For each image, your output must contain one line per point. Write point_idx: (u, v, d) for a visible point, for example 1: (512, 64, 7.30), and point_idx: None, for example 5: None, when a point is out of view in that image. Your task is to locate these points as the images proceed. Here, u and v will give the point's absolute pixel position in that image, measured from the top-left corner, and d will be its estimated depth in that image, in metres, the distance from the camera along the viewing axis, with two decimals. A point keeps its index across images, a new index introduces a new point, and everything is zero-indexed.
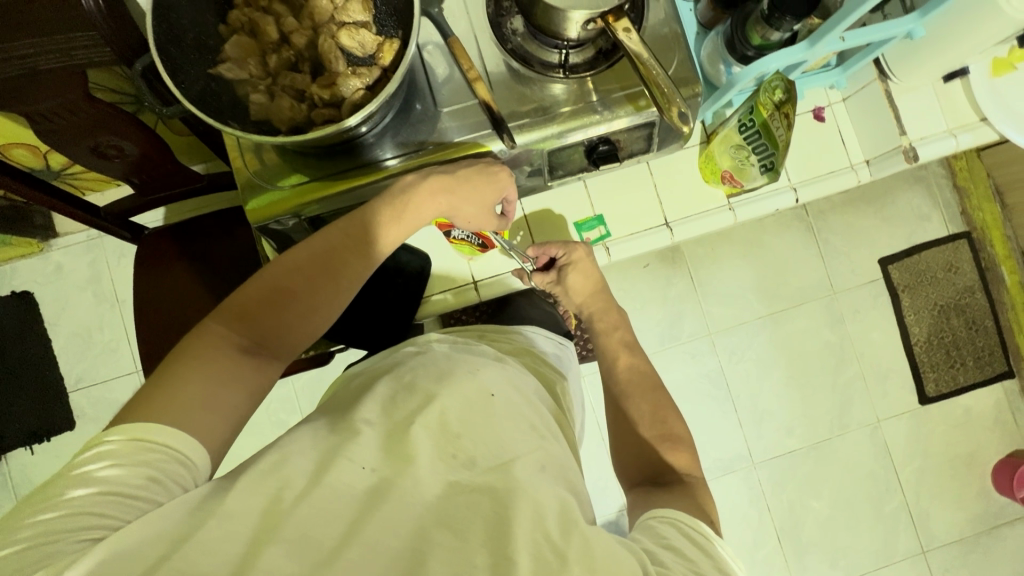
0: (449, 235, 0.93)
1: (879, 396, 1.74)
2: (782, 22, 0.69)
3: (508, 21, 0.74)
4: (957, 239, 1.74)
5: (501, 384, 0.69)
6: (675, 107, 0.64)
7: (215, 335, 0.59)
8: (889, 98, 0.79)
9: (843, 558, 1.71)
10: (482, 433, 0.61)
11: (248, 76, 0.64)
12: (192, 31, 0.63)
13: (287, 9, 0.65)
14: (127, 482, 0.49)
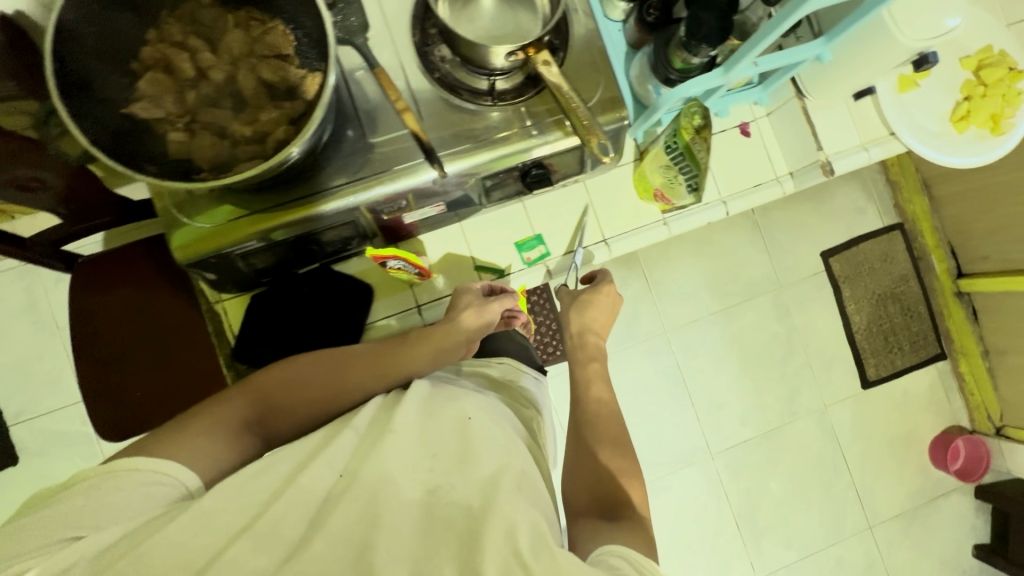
0: (384, 265, 0.79)
1: (824, 383, 1.83)
2: (699, 48, 0.72)
3: (434, 49, 0.73)
4: (891, 231, 1.84)
5: (478, 406, 0.70)
6: (595, 136, 0.67)
7: (222, 411, 0.67)
8: (806, 115, 0.84)
9: (797, 538, 1.79)
10: (470, 450, 0.61)
11: (164, 115, 0.63)
12: (100, 70, 0.61)
13: (200, 43, 0.64)
14: (129, 493, 0.56)
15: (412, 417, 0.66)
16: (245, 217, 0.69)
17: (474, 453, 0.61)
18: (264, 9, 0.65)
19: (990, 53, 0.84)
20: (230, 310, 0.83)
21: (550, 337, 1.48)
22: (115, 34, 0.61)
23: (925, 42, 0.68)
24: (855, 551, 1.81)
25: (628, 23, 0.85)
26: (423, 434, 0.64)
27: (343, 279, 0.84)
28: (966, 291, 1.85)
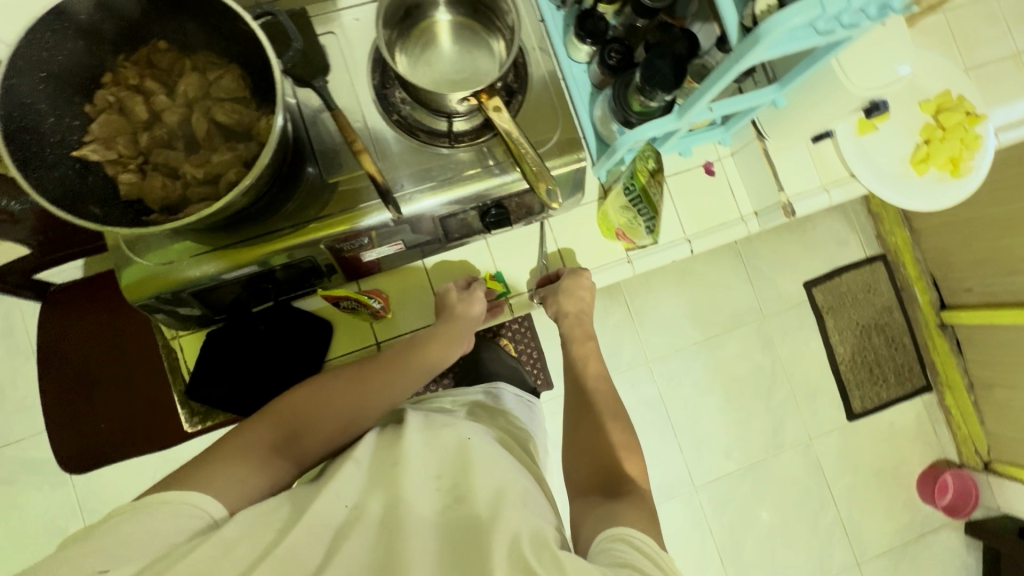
0: (338, 305, 0.82)
1: (809, 415, 1.81)
2: (655, 93, 0.73)
3: (393, 91, 0.74)
4: (873, 262, 1.85)
5: (473, 428, 0.70)
6: (544, 183, 0.67)
7: (250, 436, 0.64)
8: (767, 157, 0.85)
9: None
10: (476, 468, 0.61)
11: (116, 156, 0.63)
12: (52, 113, 0.61)
13: (156, 86, 0.64)
14: (165, 523, 0.52)
15: (423, 439, 0.66)
16: (198, 255, 0.69)
17: (475, 469, 0.61)
18: (222, 53, 0.65)
19: (949, 97, 0.85)
20: (185, 350, 0.84)
21: (533, 364, 1.45)
22: (72, 78, 0.62)
23: (870, 91, 0.69)
24: None
25: (592, 66, 0.86)
26: (431, 460, 0.64)
27: (304, 316, 0.85)
28: (949, 323, 1.84)
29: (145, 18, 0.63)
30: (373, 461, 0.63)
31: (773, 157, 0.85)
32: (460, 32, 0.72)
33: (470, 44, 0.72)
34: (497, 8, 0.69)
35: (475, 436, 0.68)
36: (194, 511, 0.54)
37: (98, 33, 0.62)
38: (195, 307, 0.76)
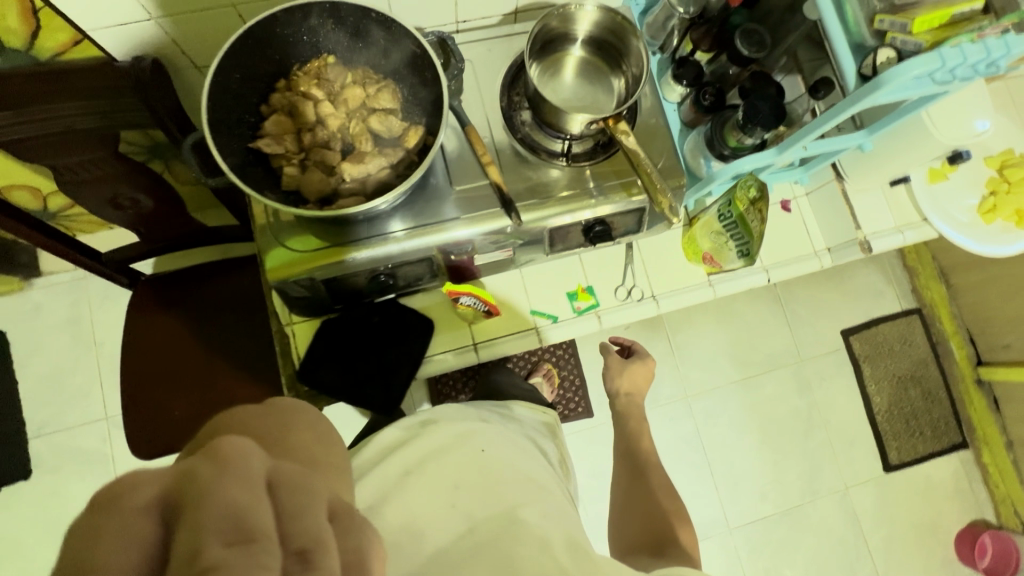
0: (456, 301, 0.83)
1: (845, 462, 1.81)
2: (754, 130, 0.80)
3: (517, 114, 0.83)
4: (908, 314, 1.89)
5: (488, 435, 0.72)
6: (665, 199, 0.72)
7: None
8: (845, 197, 0.92)
9: None
10: (491, 485, 0.65)
11: (283, 151, 0.71)
12: (237, 109, 0.70)
13: (323, 94, 0.73)
14: None
15: (439, 452, 0.68)
16: (334, 246, 0.74)
17: (498, 485, 0.65)
18: (382, 72, 0.75)
19: (1011, 155, 0.94)
20: (299, 335, 0.86)
21: (573, 395, 1.58)
22: (255, 82, 0.71)
23: (956, 141, 0.77)
24: None
25: (684, 105, 0.95)
26: (450, 474, 0.66)
27: (406, 314, 0.86)
28: (985, 379, 1.87)
29: (320, 36, 0.72)
30: (401, 469, 0.67)
31: (850, 197, 0.92)
32: (583, 67, 0.81)
33: (591, 78, 0.81)
34: (621, 50, 0.78)
35: (490, 447, 0.70)
36: None
37: (281, 45, 0.71)
38: (322, 296, 0.81)
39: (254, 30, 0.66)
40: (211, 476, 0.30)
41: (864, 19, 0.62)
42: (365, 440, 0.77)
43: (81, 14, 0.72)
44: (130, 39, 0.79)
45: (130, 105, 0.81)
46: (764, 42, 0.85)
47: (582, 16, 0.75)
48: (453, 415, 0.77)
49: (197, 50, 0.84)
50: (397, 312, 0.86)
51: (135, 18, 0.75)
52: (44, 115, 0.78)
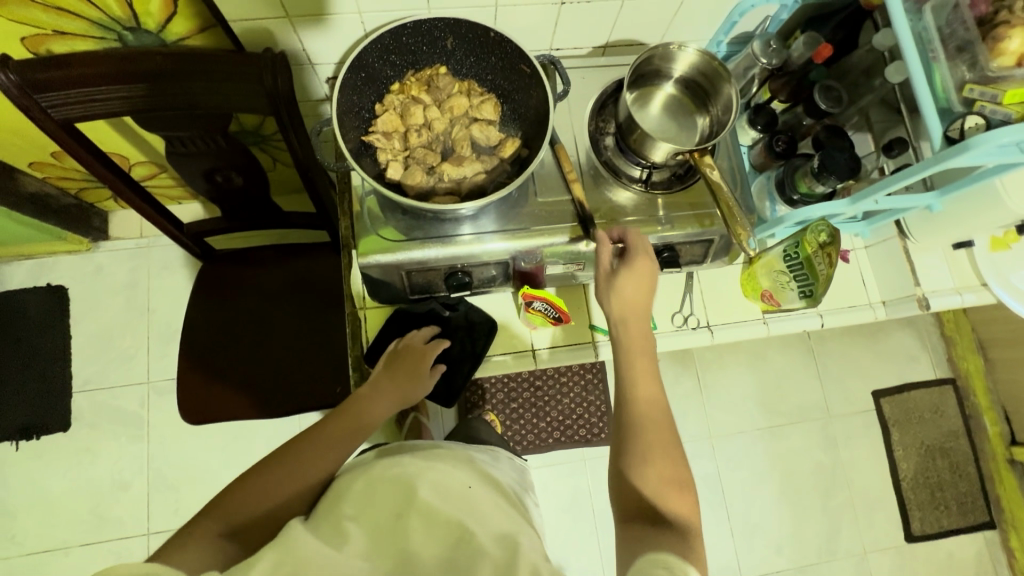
0: (527, 305, 0.86)
1: (866, 526, 1.77)
2: (827, 179, 0.84)
3: (602, 138, 0.89)
4: (942, 384, 1.87)
5: (469, 471, 0.76)
6: (745, 234, 0.78)
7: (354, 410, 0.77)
8: (906, 252, 0.94)
9: None
10: (482, 514, 0.67)
11: (390, 147, 0.77)
12: (356, 104, 0.77)
13: (433, 99, 0.79)
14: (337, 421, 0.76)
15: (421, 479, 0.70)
16: (424, 239, 0.80)
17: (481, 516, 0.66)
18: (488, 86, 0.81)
19: None
20: (369, 320, 0.91)
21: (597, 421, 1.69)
22: (375, 82, 0.79)
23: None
24: None
25: (755, 149, 0.99)
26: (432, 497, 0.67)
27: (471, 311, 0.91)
28: (1018, 460, 1.84)
29: (439, 49, 0.79)
30: (401, 496, 0.67)
31: (911, 254, 0.95)
32: (671, 103, 0.86)
33: (677, 114, 0.86)
34: (709, 91, 0.84)
35: (475, 484, 0.73)
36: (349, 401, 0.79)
37: (404, 51, 0.78)
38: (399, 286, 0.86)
39: (385, 36, 0.74)
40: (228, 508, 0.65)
41: (953, 87, 0.67)
42: (349, 474, 0.72)
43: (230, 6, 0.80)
44: (264, 33, 0.87)
45: (252, 92, 0.87)
46: (840, 99, 0.89)
47: (682, 58, 0.82)
48: (438, 453, 0.79)
49: (317, 49, 0.91)
50: (463, 309, 0.90)
51: (275, 14, 0.82)
52: (176, 92, 0.86)
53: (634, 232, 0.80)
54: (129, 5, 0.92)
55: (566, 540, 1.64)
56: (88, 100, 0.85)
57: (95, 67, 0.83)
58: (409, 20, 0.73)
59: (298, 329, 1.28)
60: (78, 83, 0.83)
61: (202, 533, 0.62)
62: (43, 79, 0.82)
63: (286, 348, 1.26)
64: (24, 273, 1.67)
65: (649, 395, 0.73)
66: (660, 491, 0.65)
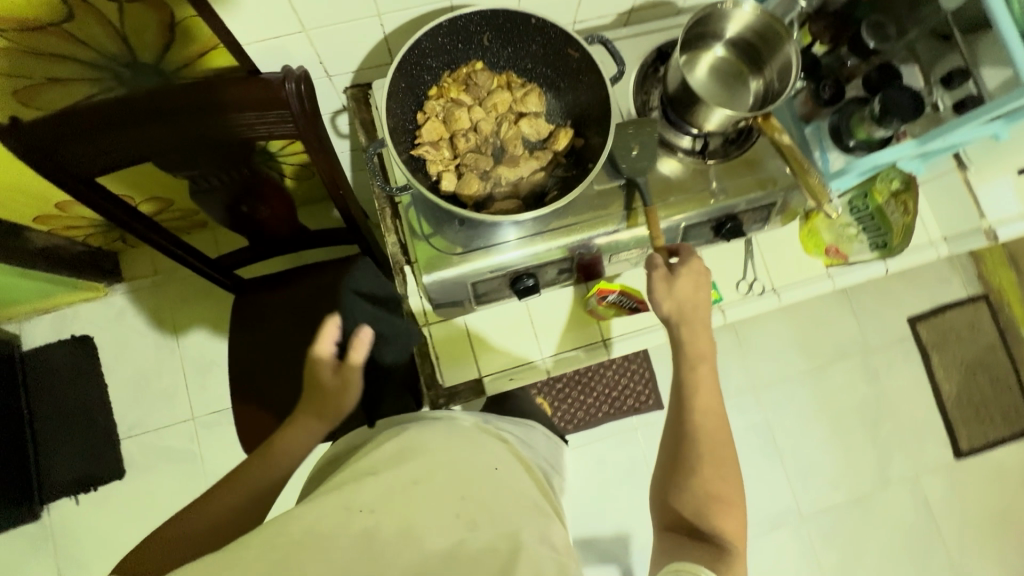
0: (603, 300, 0.87)
1: (916, 450, 1.79)
2: (890, 122, 0.81)
3: (649, 113, 0.84)
4: (976, 301, 1.88)
5: (497, 457, 0.72)
6: (830, 200, 0.81)
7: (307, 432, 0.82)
8: (966, 184, 0.97)
9: None
10: (496, 507, 0.63)
11: (440, 156, 0.73)
12: (397, 115, 0.73)
13: (475, 99, 0.75)
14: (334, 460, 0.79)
15: (451, 459, 0.67)
16: (486, 248, 0.77)
17: (491, 506, 0.63)
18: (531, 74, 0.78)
19: None
20: (436, 336, 0.89)
21: (640, 386, 1.59)
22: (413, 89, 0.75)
23: None
24: None
25: (796, 98, 0.93)
26: (454, 481, 0.64)
27: (537, 313, 0.91)
28: None
29: (476, 44, 0.75)
30: (423, 469, 0.64)
31: (971, 185, 0.98)
32: (719, 65, 0.82)
33: (727, 76, 0.82)
34: (761, 49, 0.79)
35: (502, 468, 0.71)
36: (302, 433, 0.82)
37: (441, 49, 0.74)
38: (464, 298, 0.84)
39: (420, 40, 0.70)
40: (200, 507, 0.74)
41: None
42: (381, 440, 0.72)
43: (238, 25, 0.76)
44: (277, 52, 0.83)
45: (278, 117, 0.81)
46: (887, 36, 0.87)
47: (736, 16, 0.77)
48: (462, 425, 0.75)
49: (334, 61, 0.87)
50: (529, 313, 0.91)
51: (289, 30, 0.78)
52: (191, 127, 0.80)
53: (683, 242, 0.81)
54: (123, 37, 0.86)
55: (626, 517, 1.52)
56: (98, 148, 0.80)
57: (98, 114, 0.77)
58: (445, 18, 0.68)
59: None
60: (85, 133, 0.78)
61: (179, 526, 0.71)
62: (50, 136, 0.77)
63: None
64: (47, 327, 1.61)
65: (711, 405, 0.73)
66: (714, 507, 0.65)
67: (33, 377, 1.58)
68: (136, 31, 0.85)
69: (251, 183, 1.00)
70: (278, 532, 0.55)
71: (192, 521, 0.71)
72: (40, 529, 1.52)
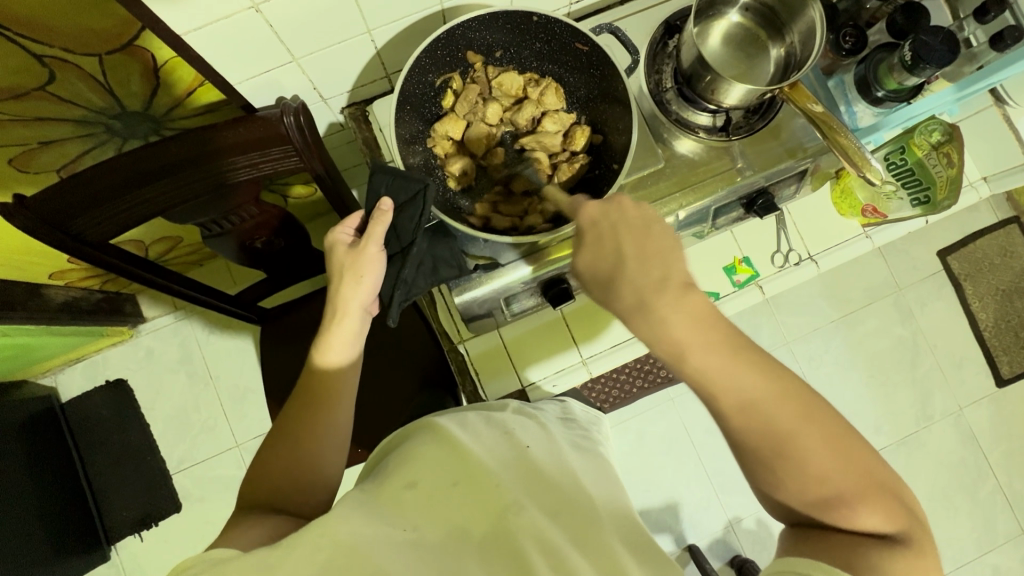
0: None
1: (958, 383, 1.42)
2: (924, 70, 0.75)
3: (666, 95, 0.79)
4: (1006, 226, 1.44)
5: (530, 433, 0.64)
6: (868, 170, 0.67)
7: (350, 363, 0.66)
8: (1007, 119, 0.99)
9: (950, 548, 1.37)
10: (548, 499, 0.54)
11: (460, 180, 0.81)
12: (410, 142, 0.79)
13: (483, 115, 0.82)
14: (387, 444, 0.68)
15: (490, 449, 0.58)
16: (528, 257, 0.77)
17: (545, 498, 0.54)
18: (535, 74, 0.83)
19: None
20: (473, 352, 0.89)
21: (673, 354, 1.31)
22: (419, 110, 0.80)
23: None
24: (1016, 566, 1.37)
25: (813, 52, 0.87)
26: (500, 467, 0.55)
27: (572, 314, 0.91)
28: None
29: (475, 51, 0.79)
30: (457, 464, 0.55)
31: (1010, 120, 1.00)
32: (735, 33, 0.77)
33: (743, 44, 0.77)
34: (771, 11, 0.75)
35: (536, 444, 0.62)
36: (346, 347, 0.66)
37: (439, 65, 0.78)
38: (498, 311, 0.84)
39: (421, 59, 0.75)
40: (259, 470, 0.61)
41: None
42: (413, 435, 0.63)
43: (223, 63, 0.77)
44: (270, 84, 0.85)
45: (283, 152, 0.81)
46: None
47: None
48: (502, 411, 0.68)
49: (326, 84, 0.89)
50: (564, 316, 0.91)
51: (281, 61, 0.80)
52: (197, 178, 0.80)
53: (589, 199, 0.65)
54: (107, 89, 0.82)
55: (669, 492, 1.30)
56: (112, 208, 0.81)
57: (115, 173, 0.78)
58: (442, 30, 0.73)
59: (373, 362, 1.20)
60: (99, 200, 0.79)
61: (243, 517, 0.57)
62: (65, 206, 0.78)
63: (368, 382, 1.20)
64: (80, 376, 1.59)
65: (766, 386, 0.53)
66: (834, 514, 0.51)
67: (76, 429, 1.56)
68: (118, 81, 0.81)
69: (271, 220, 1.00)
70: (314, 534, 0.47)
71: (257, 488, 0.60)
72: (108, 569, 1.51)
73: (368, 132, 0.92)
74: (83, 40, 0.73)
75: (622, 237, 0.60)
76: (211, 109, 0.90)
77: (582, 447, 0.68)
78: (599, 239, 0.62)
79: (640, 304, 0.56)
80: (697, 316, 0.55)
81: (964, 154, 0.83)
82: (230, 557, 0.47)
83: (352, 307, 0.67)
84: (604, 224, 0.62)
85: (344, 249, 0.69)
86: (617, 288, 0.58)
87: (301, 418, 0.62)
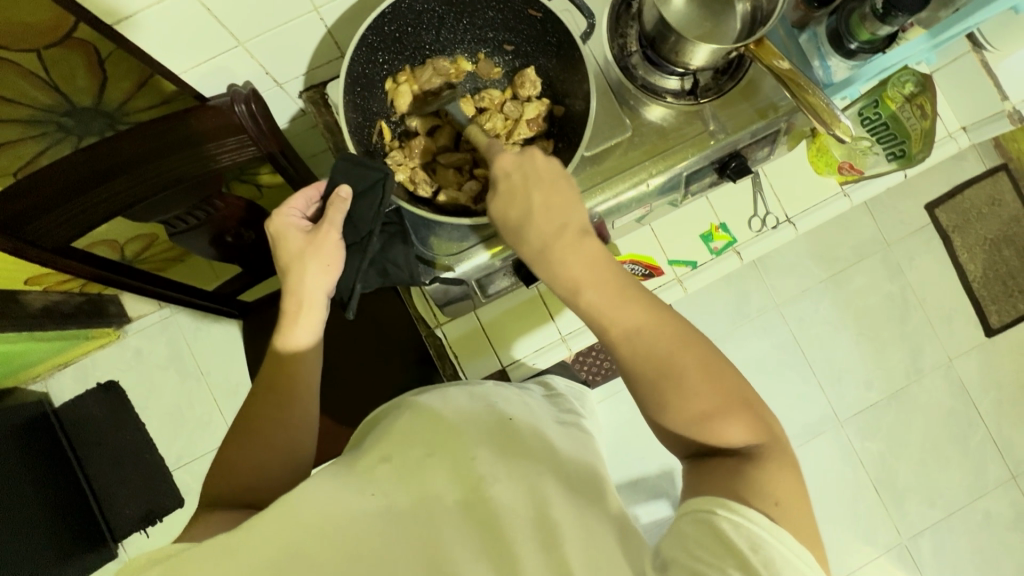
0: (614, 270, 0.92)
1: (947, 334, 1.41)
2: (894, 18, 0.72)
3: (632, 61, 0.76)
4: (994, 174, 1.42)
5: (513, 404, 0.64)
6: (839, 126, 0.65)
7: (312, 351, 0.65)
8: (985, 65, 0.97)
9: (940, 497, 1.38)
10: (525, 465, 0.54)
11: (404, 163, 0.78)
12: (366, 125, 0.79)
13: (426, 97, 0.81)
14: (360, 432, 0.67)
15: (468, 418, 0.58)
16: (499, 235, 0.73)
17: (525, 463, 0.54)
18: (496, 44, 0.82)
19: None
20: (451, 336, 0.89)
21: None
22: (372, 86, 0.79)
23: None
24: (1005, 510, 1.39)
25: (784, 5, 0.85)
26: (477, 439, 0.56)
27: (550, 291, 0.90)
28: None
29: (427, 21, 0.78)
30: (432, 436, 0.55)
31: (989, 66, 0.98)
32: None
33: (709, 2, 0.74)
34: None
35: (518, 415, 0.62)
36: (309, 335, 0.64)
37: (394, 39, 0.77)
38: (474, 294, 0.83)
39: (367, 38, 0.73)
40: (222, 468, 0.60)
41: None
42: (393, 412, 0.63)
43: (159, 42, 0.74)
44: (221, 70, 0.84)
45: (238, 143, 0.80)
46: None
47: None
48: (486, 386, 0.67)
49: (276, 63, 0.86)
50: (541, 293, 0.90)
51: (228, 46, 0.79)
52: (154, 174, 0.78)
53: (505, 150, 0.66)
54: (52, 86, 0.78)
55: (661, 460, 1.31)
56: (67, 209, 0.79)
57: (66, 173, 0.75)
58: (385, 6, 0.72)
59: (359, 348, 1.20)
60: (54, 202, 0.77)
61: (206, 517, 0.57)
62: (17, 212, 0.76)
63: (356, 368, 1.20)
64: (71, 380, 1.59)
65: (651, 324, 0.57)
66: (707, 427, 0.52)
67: (71, 432, 1.56)
68: (62, 76, 0.77)
69: (238, 212, 0.98)
70: (274, 520, 0.47)
71: (219, 484, 0.59)
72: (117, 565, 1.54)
73: (329, 116, 0.89)
74: (19, 36, 0.69)
75: (533, 187, 0.63)
76: (167, 100, 0.87)
77: (566, 421, 0.68)
78: (517, 183, 0.64)
79: (558, 272, 0.60)
80: (591, 258, 0.60)
81: (938, 104, 0.81)
82: (191, 550, 0.47)
83: (314, 294, 0.65)
84: (516, 174, 0.64)
85: (300, 234, 0.67)
86: (525, 231, 0.62)
87: (263, 412, 0.62)
